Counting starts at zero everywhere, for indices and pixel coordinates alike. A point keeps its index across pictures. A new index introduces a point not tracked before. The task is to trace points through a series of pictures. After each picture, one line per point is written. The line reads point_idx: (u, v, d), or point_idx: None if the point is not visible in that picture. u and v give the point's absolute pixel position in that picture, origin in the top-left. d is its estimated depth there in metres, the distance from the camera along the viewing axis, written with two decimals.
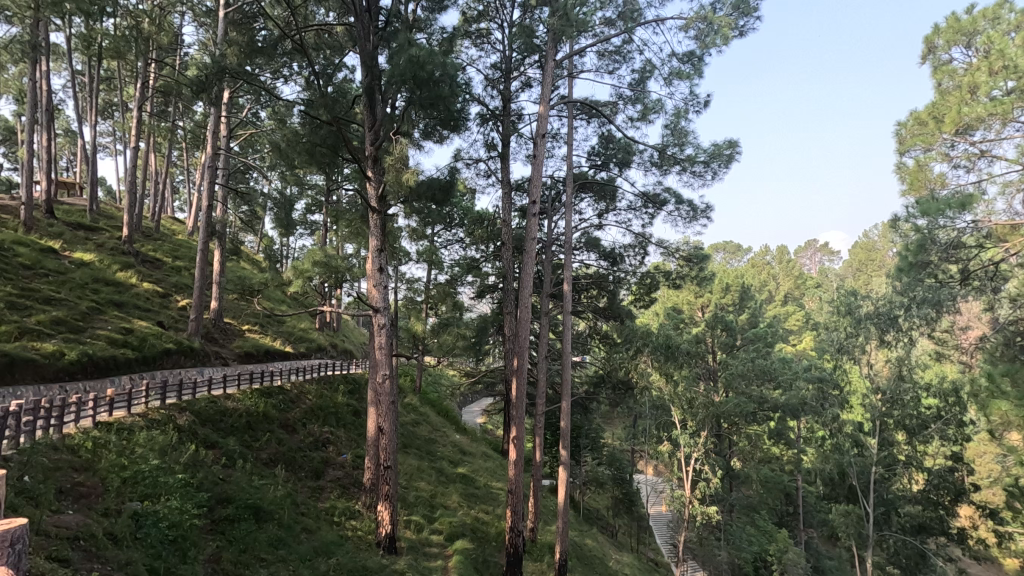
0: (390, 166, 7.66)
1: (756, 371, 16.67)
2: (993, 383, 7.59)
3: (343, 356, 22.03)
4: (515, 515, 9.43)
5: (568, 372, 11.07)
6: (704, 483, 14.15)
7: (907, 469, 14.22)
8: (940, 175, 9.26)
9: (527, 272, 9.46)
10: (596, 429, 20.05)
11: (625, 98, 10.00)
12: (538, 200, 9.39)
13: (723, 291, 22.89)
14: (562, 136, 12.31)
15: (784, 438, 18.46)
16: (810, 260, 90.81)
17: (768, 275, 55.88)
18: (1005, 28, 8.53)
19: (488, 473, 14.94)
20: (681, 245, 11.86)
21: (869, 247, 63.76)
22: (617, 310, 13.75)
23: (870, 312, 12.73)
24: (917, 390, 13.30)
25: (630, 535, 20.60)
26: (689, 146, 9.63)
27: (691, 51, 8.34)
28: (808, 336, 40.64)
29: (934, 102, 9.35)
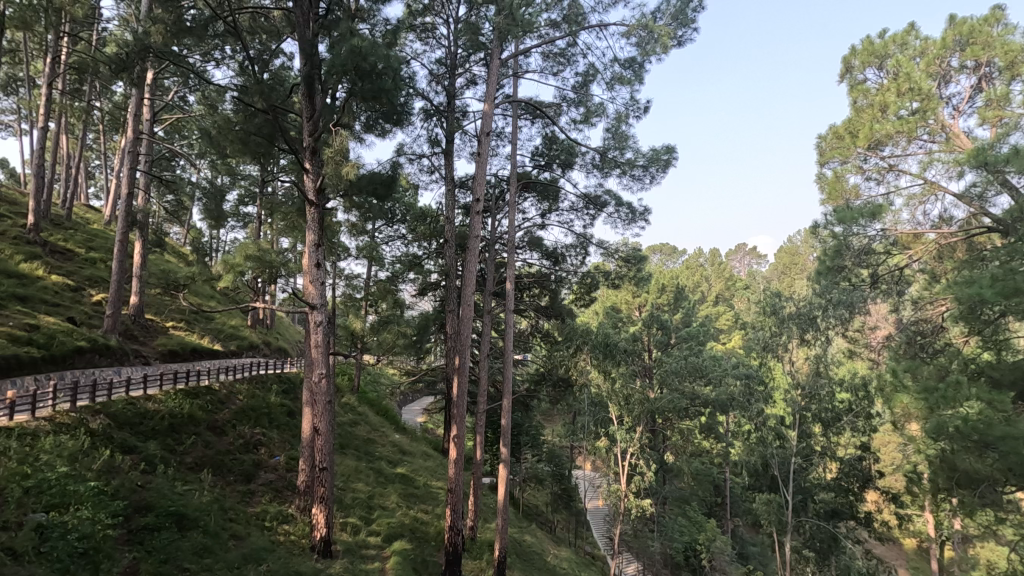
0: (329, 158, 7.43)
1: (689, 368, 17.35)
2: (897, 379, 8.19)
3: (278, 354, 21.18)
4: (455, 514, 9.40)
5: (510, 370, 11.08)
6: (639, 477, 14.61)
7: (822, 460, 15.18)
8: (854, 187, 9.99)
9: (469, 270, 9.37)
10: (536, 426, 20.26)
11: (569, 100, 10.13)
12: (482, 199, 9.34)
13: (659, 291, 23.84)
14: (506, 136, 12.35)
15: (713, 432, 19.39)
16: (740, 263, 95.66)
17: (701, 276, 58.33)
18: (912, 53, 9.30)
19: (428, 473, 14.82)
20: (621, 245, 12.18)
21: (793, 252, 67.93)
22: (558, 309, 13.95)
23: (792, 313, 13.48)
24: (832, 386, 14.21)
25: (568, 529, 20.98)
26: (629, 150, 9.86)
27: (633, 58, 8.54)
28: (736, 336, 42.80)
29: (850, 118, 10.06)
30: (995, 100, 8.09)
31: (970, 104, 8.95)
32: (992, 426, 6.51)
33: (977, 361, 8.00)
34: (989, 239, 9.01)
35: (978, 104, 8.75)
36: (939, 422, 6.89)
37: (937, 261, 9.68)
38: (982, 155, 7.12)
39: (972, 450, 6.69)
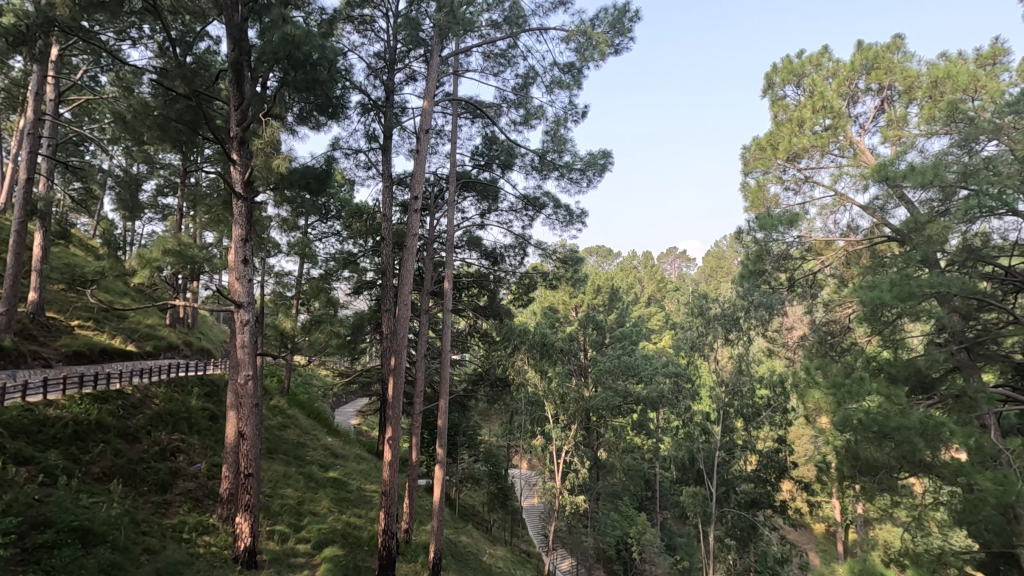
0: (258, 150, 7.08)
1: (622, 367, 17.94)
2: (809, 375, 8.82)
3: (200, 355, 19.99)
4: (388, 517, 9.22)
5: (447, 370, 10.98)
6: (573, 474, 14.96)
7: (743, 453, 16.01)
8: (774, 196, 10.62)
9: (407, 269, 9.20)
10: (473, 427, 20.21)
11: (508, 101, 10.17)
12: (421, 197, 9.20)
13: (594, 292, 24.55)
14: (445, 134, 12.25)
15: (644, 428, 20.11)
16: (671, 266, 99.77)
17: (634, 279, 60.21)
18: (825, 74, 10.01)
19: (362, 476, 14.45)
20: (558, 246, 12.39)
21: (719, 256, 71.72)
22: (496, 309, 13.97)
23: (717, 313, 14.20)
24: (752, 382, 15.08)
25: (504, 528, 21.13)
26: (567, 154, 10.03)
27: (571, 63, 8.68)
28: (666, 336, 44.70)
29: (771, 131, 10.68)
30: (895, 120, 8.86)
31: (874, 123, 9.75)
32: (889, 418, 7.13)
33: (878, 359, 8.72)
34: (889, 248, 9.81)
35: (881, 123, 9.55)
36: (845, 415, 7.47)
37: (845, 266, 10.31)
38: (884, 171, 7.75)
39: (873, 440, 7.30)
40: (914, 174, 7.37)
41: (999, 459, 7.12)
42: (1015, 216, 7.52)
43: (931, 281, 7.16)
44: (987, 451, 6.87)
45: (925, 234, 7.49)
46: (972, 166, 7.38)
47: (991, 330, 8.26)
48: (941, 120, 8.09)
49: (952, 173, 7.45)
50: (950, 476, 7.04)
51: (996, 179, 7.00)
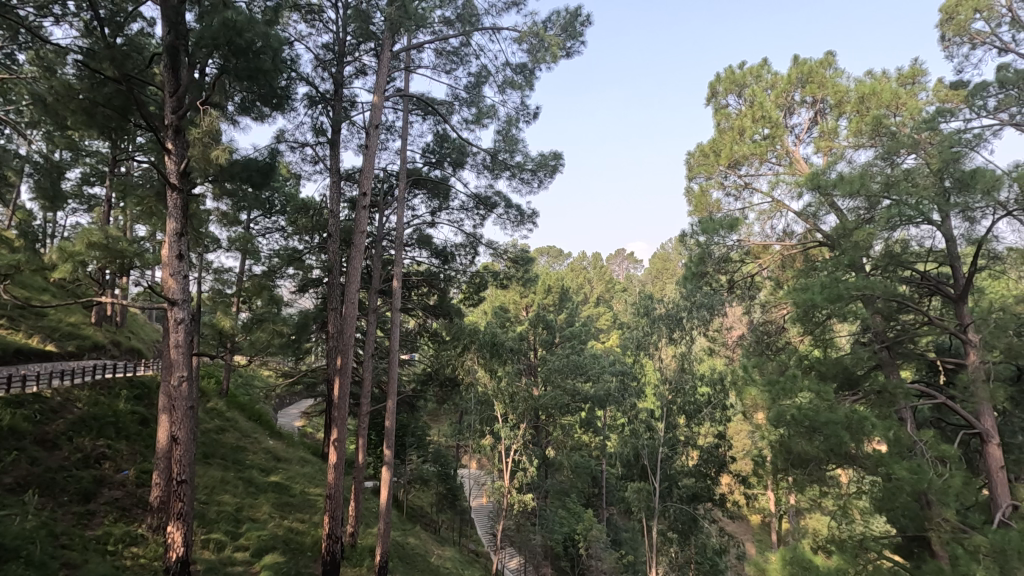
0: (195, 140, 6.74)
1: (570, 366, 18.20)
2: (746, 373, 9.23)
3: (130, 356, 18.83)
4: (333, 521, 9.02)
5: (395, 370, 10.81)
6: (521, 473, 15.00)
7: (686, 449, 16.34)
8: (717, 201, 10.99)
9: (354, 267, 8.94)
10: (422, 427, 19.97)
11: (460, 100, 10.09)
12: (369, 193, 8.97)
13: (545, 292, 24.83)
14: (396, 131, 12.06)
15: (592, 426, 20.42)
16: (619, 267, 101.90)
17: (583, 279, 61.17)
18: (765, 85, 10.45)
19: (305, 480, 14.01)
20: (509, 245, 12.48)
21: (665, 258, 73.90)
22: (446, 308, 13.90)
23: (662, 313, 14.63)
24: (695, 380, 15.39)
25: (453, 529, 20.99)
26: (519, 154, 10.05)
27: (524, 64, 8.68)
28: (614, 336, 45.66)
29: (714, 139, 11.05)
30: (827, 132, 9.44)
31: (808, 134, 10.31)
32: (819, 413, 7.51)
33: (809, 358, 9.21)
34: (820, 252, 10.36)
35: (814, 135, 10.12)
36: (779, 411, 7.85)
37: (780, 269, 10.81)
38: (816, 179, 8.17)
39: (804, 434, 7.68)
40: (843, 183, 7.81)
41: (913, 450, 7.67)
42: (931, 226, 8.06)
43: (857, 284, 7.64)
44: (904, 442, 7.40)
45: (852, 240, 7.96)
46: (893, 177, 7.85)
47: (908, 331, 8.92)
48: (867, 134, 8.64)
49: (877, 184, 7.90)
50: (871, 466, 7.52)
51: (914, 191, 7.48)
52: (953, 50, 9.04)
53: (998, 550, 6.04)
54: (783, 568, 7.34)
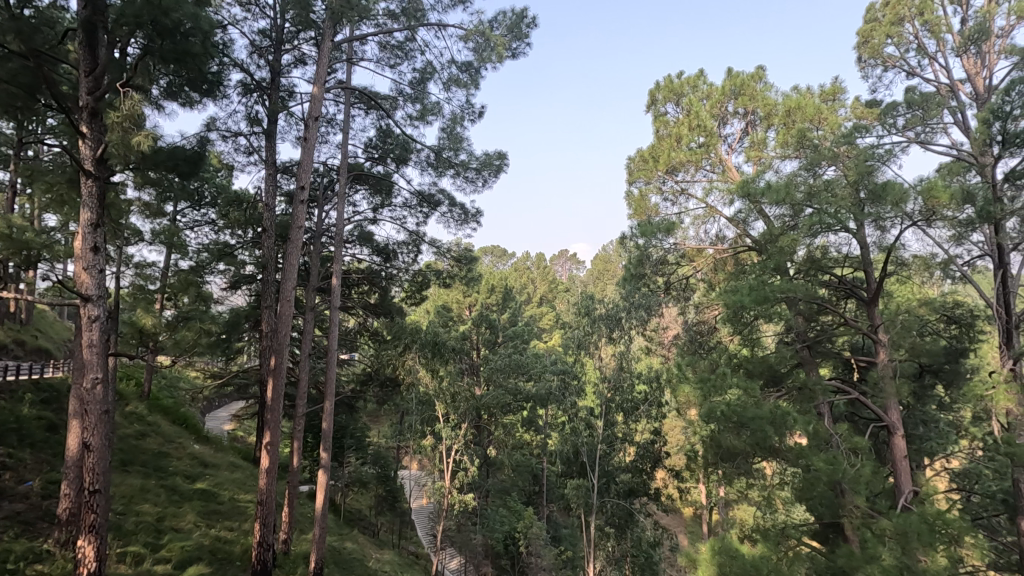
0: (113, 124, 6.26)
1: (512, 365, 18.30)
2: (680, 372, 9.59)
3: (37, 357, 17.31)
4: (264, 528, 8.65)
5: (333, 370, 10.48)
6: (462, 473, 14.78)
7: (623, 445, 16.44)
8: (655, 205, 11.31)
9: (291, 264, 8.57)
10: (361, 428, 19.48)
11: (405, 95, 9.90)
12: (308, 187, 8.59)
13: (488, 291, 24.86)
14: (337, 124, 11.71)
15: (533, 424, 20.59)
16: (562, 268, 103.41)
17: (526, 279, 61.62)
18: (700, 95, 10.87)
19: (235, 486, 13.34)
20: (452, 244, 12.42)
21: (607, 260, 75.77)
22: (388, 307, 13.74)
23: (602, 313, 14.96)
24: (633, 378, 15.79)
25: (392, 531, 20.61)
26: (463, 152, 10.00)
27: (469, 62, 8.62)
28: (556, 335, 46.36)
29: (653, 145, 11.37)
30: (757, 143, 9.99)
31: (740, 144, 10.83)
32: (746, 408, 7.87)
33: (739, 356, 9.67)
34: (749, 256, 10.94)
35: (745, 145, 10.65)
36: (710, 407, 8.18)
37: (713, 272, 11.31)
38: (746, 187, 8.53)
39: (733, 429, 8.03)
40: (770, 192, 8.23)
41: (830, 442, 8.20)
42: (848, 234, 8.58)
43: (781, 287, 8.09)
44: (821, 435, 7.92)
45: (778, 246, 8.44)
46: (815, 187, 8.33)
47: (826, 331, 9.56)
48: (793, 145, 9.17)
49: (801, 193, 8.36)
50: (793, 459, 7.97)
51: (833, 201, 7.96)
52: (868, 71, 9.72)
53: (901, 532, 6.55)
54: (712, 557, 7.66)
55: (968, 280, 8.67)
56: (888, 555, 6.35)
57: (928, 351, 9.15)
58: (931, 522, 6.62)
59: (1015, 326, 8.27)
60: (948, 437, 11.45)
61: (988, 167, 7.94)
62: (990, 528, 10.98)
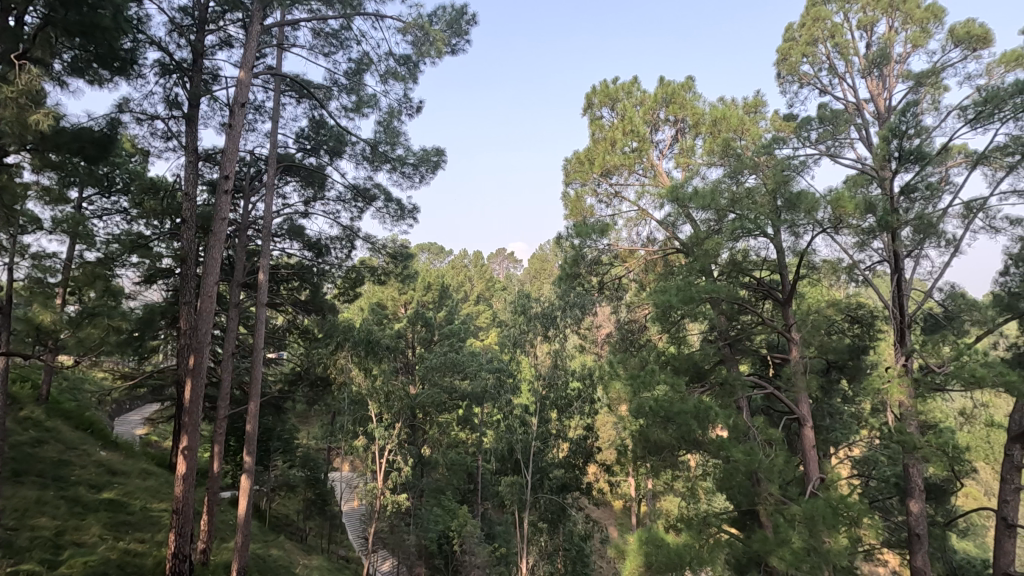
0: (6, 100, 5.67)
1: (447, 363, 18.21)
2: (611, 368, 9.92)
3: None
4: (180, 538, 8.11)
5: (259, 370, 10.00)
6: (396, 473, 14.46)
7: (557, 441, 16.68)
8: (590, 207, 11.51)
9: (213, 258, 8.02)
10: (289, 429, 18.73)
11: (339, 86, 9.58)
12: (233, 177, 7.99)
13: (424, 289, 24.65)
14: (266, 111, 11.18)
15: (469, 423, 20.55)
16: (499, 266, 103.89)
17: (464, 276, 61.35)
18: (634, 101, 11.24)
19: (147, 494, 12.45)
20: (388, 241, 12.17)
21: (543, 259, 76.79)
22: (319, 304, 13.56)
23: (538, 312, 15.19)
24: (567, 376, 16.09)
25: (321, 536, 19.95)
26: (400, 147, 9.80)
27: (407, 56, 8.46)
28: (492, 333, 46.51)
29: (589, 148, 11.61)
30: (685, 150, 10.48)
31: (670, 150, 11.30)
32: (672, 404, 8.19)
33: (666, 353, 10.10)
34: (677, 257, 11.45)
35: (675, 151, 11.11)
36: (639, 402, 8.45)
37: (644, 273, 11.74)
38: (675, 192, 8.86)
39: (660, 423, 8.36)
40: (697, 198, 8.61)
41: (748, 434, 8.71)
42: (766, 238, 9.11)
43: (706, 288, 8.51)
44: (740, 428, 8.39)
45: (703, 249, 8.89)
46: (738, 194, 8.74)
47: (746, 329, 10.17)
48: (718, 153, 9.68)
49: (725, 200, 8.76)
50: (714, 450, 8.40)
51: (753, 208, 8.44)
52: (786, 86, 10.39)
53: (809, 516, 7.05)
54: (639, 547, 7.96)
55: (869, 284, 9.39)
56: (797, 538, 6.83)
57: (834, 349, 9.91)
58: (834, 506, 7.18)
59: (907, 325, 9.00)
60: (850, 427, 12.45)
61: (887, 180, 8.67)
62: (885, 509, 12.06)
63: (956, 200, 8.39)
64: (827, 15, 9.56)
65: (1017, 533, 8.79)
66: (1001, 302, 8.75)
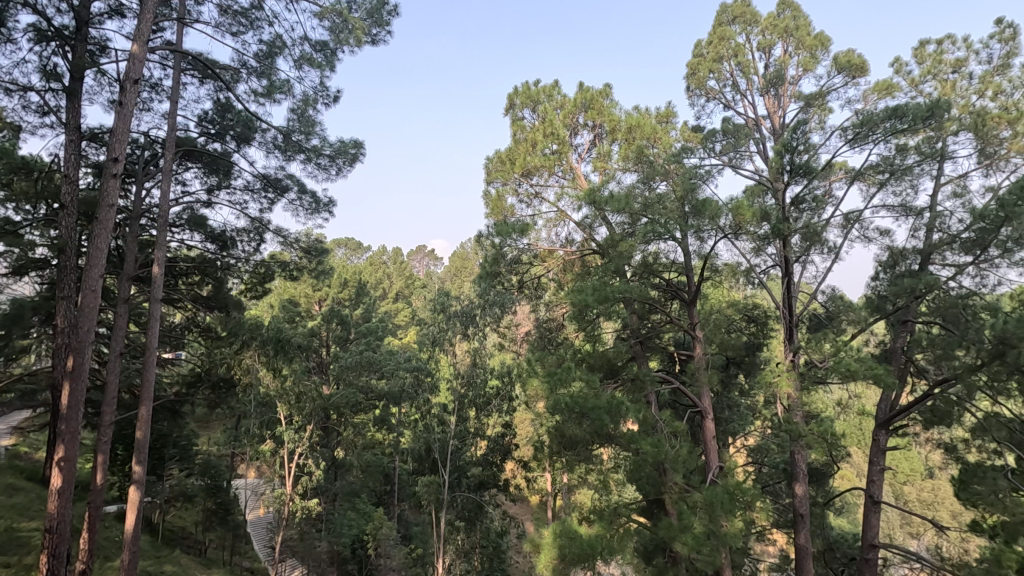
0: None
1: (363, 363, 17.68)
2: (530, 366, 10.06)
3: None
4: (54, 560, 7.17)
5: (151, 371, 9.17)
6: (306, 477, 13.78)
7: (474, 440, 16.62)
8: (511, 206, 11.61)
9: (97, 248, 7.19)
10: (188, 435, 17.38)
11: (248, 68, 8.99)
12: (123, 159, 7.19)
13: (340, 286, 23.83)
14: (164, 90, 10.29)
15: (386, 424, 20.05)
16: (419, 264, 102.29)
17: (383, 273, 59.94)
18: (555, 105, 11.50)
19: (13, 513, 11.04)
20: (300, 234, 11.61)
21: (464, 257, 76.67)
22: (223, 300, 12.33)
23: (457, 310, 15.17)
24: (485, 374, 16.09)
25: (222, 548, 18.67)
26: (315, 137, 9.36)
27: (324, 42, 8.09)
28: (411, 332, 45.76)
29: (510, 148, 11.72)
30: (603, 154, 10.87)
31: (588, 154, 11.67)
32: (587, 399, 8.41)
33: (582, 351, 10.39)
34: (594, 259, 11.82)
35: (593, 155, 11.48)
36: (556, 399, 8.60)
37: (562, 272, 12.02)
38: (592, 195, 9.01)
39: (575, 419, 8.55)
40: (613, 201, 8.85)
41: (656, 427, 9.15)
42: (675, 242, 9.63)
43: (619, 288, 8.86)
44: (649, 422, 8.83)
45: (618, 251, 9.27)
46: (650, 200, 9.06)
47: (656, 328, 10.71)
48: (633, 160, 10.10)
49: (638, 204, 9.07)
50: (625, 443, 8.76)
51: (663, 212, 8.83)
52: (695, 99, 11.01)
53: (709, 502, 7.50)
54: (553, 541, 8.09)
55: (764, 286, 10.10)
56: (698, 524, 7.26)
57: (733, 346, 10.70)
58: (732, 492, 7.71)
59: (795, 324, 9.84)
60: (747, 419, 13.43)
61: (780, 191, 9.44)
62: (774, 492, 13.13)
63: (837, 212, 9.32)
64: (731, 35, 10.27)
65: (882, 508, 9.88)
66: (872, 304, 9.81)
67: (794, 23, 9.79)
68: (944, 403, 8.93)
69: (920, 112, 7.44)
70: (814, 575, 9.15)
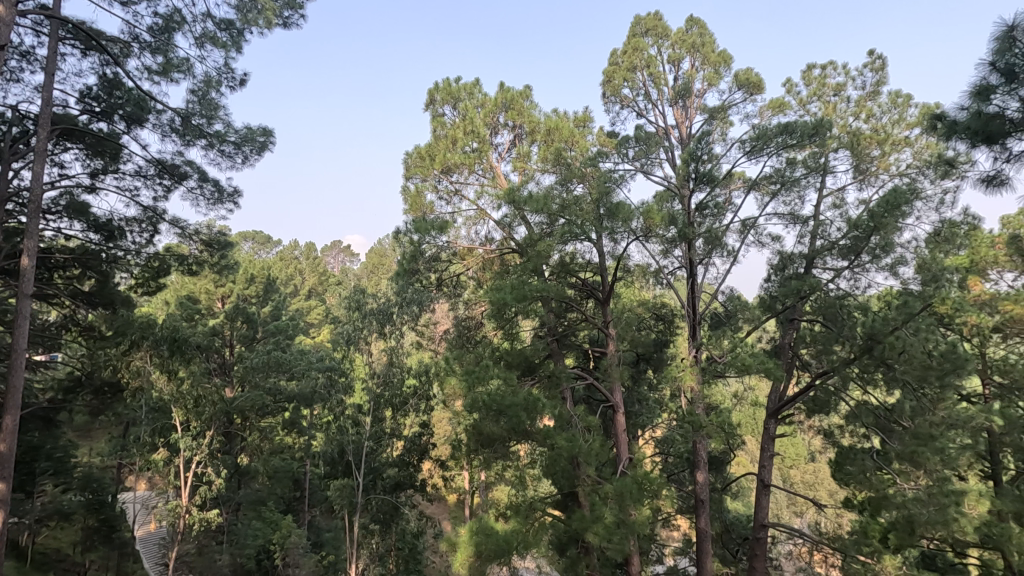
0: None
1: (271, 363, 16.74)
2: (447, 365, 9.99)
3: None
4: None
5: (19, 376, 8.16)
6: (205, 487, 12.86)
7: (390, 440, 16.22)
8: (430, 203, 11.45)
9: None
10: (66, 446, 15.64)
11: (141, 42, 8.22)
12: None
13: (246, 282, 22.36)
14: (37, 60, 9.14)
15: (296, 426, 19.11)
16: (334, 260, 98.32)
17: (294, 270, 57.04)
18: (476, 103, 11.47)
19: None
20: (200, 226, 10.81)
21: (382, 254, 74.80)
22: (110, 296, 11.04)
23: (373, 308, 14.75)
24: (402, 373, 15.73)
25: (106, 568, 16.97)
26: (218, 122, 8.74)
27: (230, 21, 7.56)
28: (325, 330, 43.95)
29: (430, 144, 11.59)
30: (522, 154, 10.97)
31: (508, 154, 11.77)
32: (505, 397, 8.49)
33: (500, 349, 10.49)
34: (513, 258, 11.94)
35: (513, 155, 11.59)
36: (473, 397, 8.62)
37: (481, 271, 12.03)
38: (512, 195, 9.10)
39: (492, 417, 8.61)
40: (532, 202, 8.98)
41: (571, 422, 9.42)
42: (590, 244, 9.92)
43: (537, 287, 9.03)
44: (564, 417, 9.17)
45: (537, 250, 9.47)
46: (567, 202, 9.32)
47: (572, 326, 11.00)
48: (551, 162, 10.33)
49: (556, 205, 9.26)
50: (541, 439, 8.95)
51: (580, 214, 9.09)
52: (610, 106, 11.40)
53: (619, 493, 7.84)
54: (470, 538, 8.03)
55: (671, 287, 10.77)
56: (609, 514, 7.57)
57: (642, 343, 11.29)
58: (640, 481, 8.07)
59: (699, 322, 10.60)
60: (654, 412, 14.16)
61: (686, 198, 10.04)
62: (678, 480, 13.97)
63: (736, 218, 10.05)
64: (644, 47, 10.77)
65: (771, 490, 10.81)
66: (765, 304, 10.67)
67: (700, 40, 10.42)
68: (824, 392, 10.00)
69: (806, 129, 8.22)
70: (713, 556, 9.82)
